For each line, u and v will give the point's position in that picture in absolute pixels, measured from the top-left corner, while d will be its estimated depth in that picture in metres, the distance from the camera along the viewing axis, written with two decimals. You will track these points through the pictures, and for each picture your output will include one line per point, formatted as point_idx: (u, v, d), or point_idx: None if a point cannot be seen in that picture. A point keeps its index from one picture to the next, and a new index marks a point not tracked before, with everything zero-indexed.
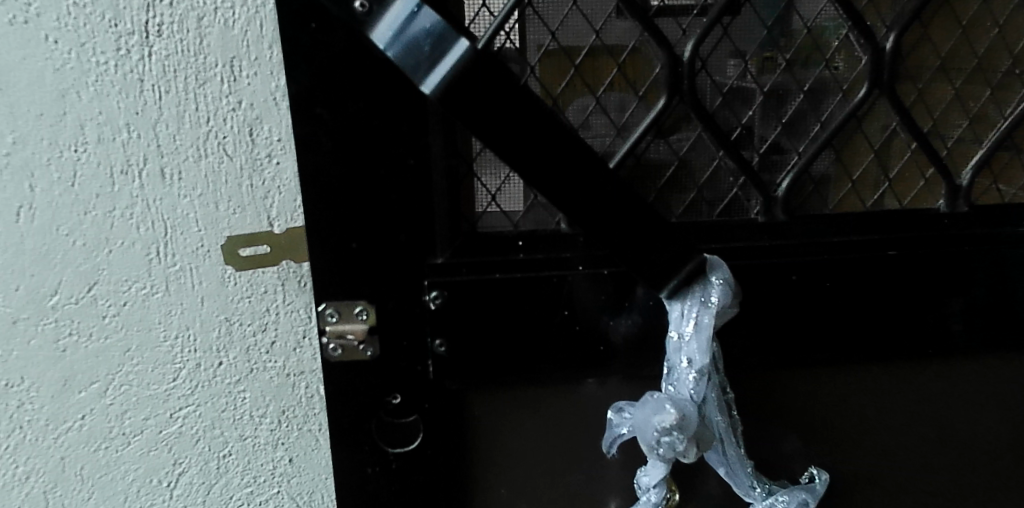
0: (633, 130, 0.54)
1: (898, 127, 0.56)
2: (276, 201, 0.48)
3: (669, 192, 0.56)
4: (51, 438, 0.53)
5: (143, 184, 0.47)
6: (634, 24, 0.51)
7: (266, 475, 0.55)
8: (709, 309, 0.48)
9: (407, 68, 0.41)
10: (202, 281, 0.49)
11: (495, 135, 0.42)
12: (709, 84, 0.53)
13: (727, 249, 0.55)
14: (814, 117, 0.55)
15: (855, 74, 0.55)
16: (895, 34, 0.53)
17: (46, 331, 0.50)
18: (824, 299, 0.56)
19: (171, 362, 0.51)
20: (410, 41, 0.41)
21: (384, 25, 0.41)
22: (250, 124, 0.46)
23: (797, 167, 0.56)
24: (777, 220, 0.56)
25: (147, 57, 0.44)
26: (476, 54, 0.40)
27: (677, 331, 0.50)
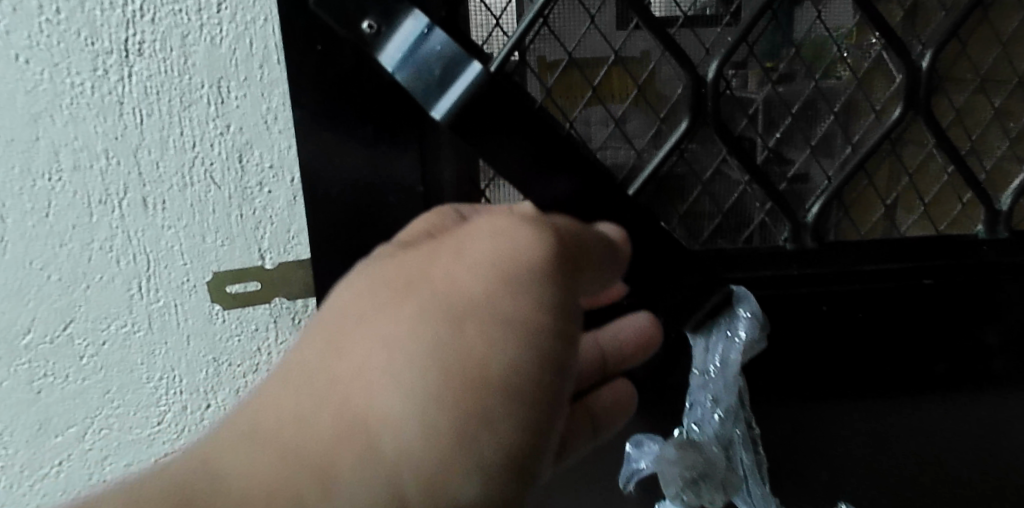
0: (656, 150, 0.50)
1: (934, 149, 0.52)
2: (267, 232, 0.44)
3: (692, 217, 0.52)
4: (26, 487, 0.49)
5: (123, 215, 0.43)
6: (654, 42, 0.48)
7: None
8: (735, 344, 0.50)
9: (417, 95, 0.36)
10: (190, 319, 0.45)
11: (505, 162, 0.37)
12: (732, 103, 0.50)
13: (754, 279, 0.51)
14: (845, 139, 0.51)
15: (889, 94, 0.50)
16: (931, 52, 0.49)
17: (19, 372, 0.46)
18: (855, 330, 0.54)
19: (155, 405, 0.47)
20: (421, 66, 0.36)
21: (393, 47, 0.36)
22: (240, 148, 0.42)
23: (827, 192, 0.52)
24: (806, 248, 0.52)
25: (128, 77, 0.41)
26: (488, 77, 0.35)
27: (701, 369, 0.52)
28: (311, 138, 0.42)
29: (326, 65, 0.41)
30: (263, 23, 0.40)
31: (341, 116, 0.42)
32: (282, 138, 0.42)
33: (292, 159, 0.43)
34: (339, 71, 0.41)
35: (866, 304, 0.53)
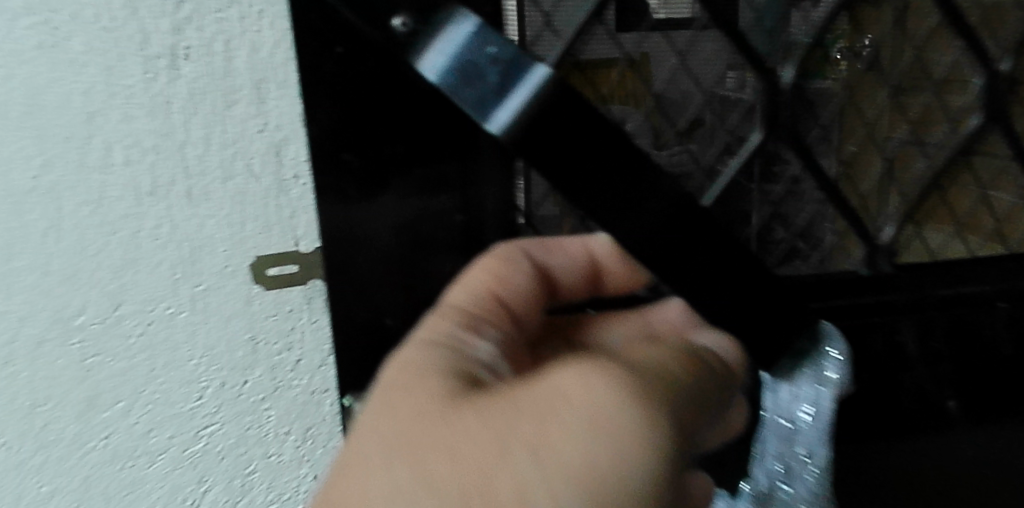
0: (727, 160, 0.53)
1: (1010, 163, 0.58)
2: (302, 220, 0.48)
3: (767, 244, 0.55)
4: (76, 457, 0.53)
5: (170, 205, 0.47)
6: (722, 42, 0.50)
7: (290, 493, 0.54)
8: (824, 379, 0.50)
9: (464, 103, 0.33)
10: (230, 301, 0.49)
11: (589, 196, 0.34)
12: (806, 120, 0.53)
13: (828, 308, 0.55)
14: (922, 156, 0.57)
15: (968, 103, 0.56)
16: (1008, 60, 0.56)
17: (72, 351, 0.50)
18: (936, 341, 0.59)
19: (197, 381, 0.51)
20: (472, 70, 0.33)
21: (436, 54, 0.34)
22: (278, 144, 0.46)
23: (901, 220, 0.57)
24: (885, 272, 0.57)
25: (175, 79, 0.45)
26: (559, 83, 0.32)
27: (785, 417, 0.51)
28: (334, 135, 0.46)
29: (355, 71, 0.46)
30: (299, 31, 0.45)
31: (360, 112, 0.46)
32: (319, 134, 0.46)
33: (325, 152, 0.46)
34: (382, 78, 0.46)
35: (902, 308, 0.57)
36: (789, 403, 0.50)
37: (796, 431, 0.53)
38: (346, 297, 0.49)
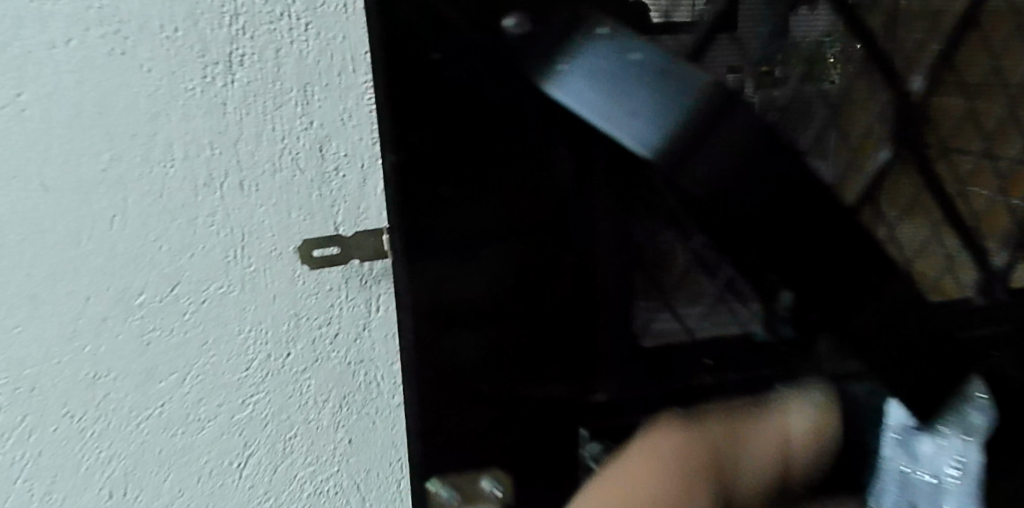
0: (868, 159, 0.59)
1: None
2: (341, 209, 0.54)
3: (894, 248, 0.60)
4: (132, 425, 0.59)
5: (223, 195, 0.53)
6: (826, 23, 0.56)
7: (327, 455, 0.59)
8: (974, 439, 0.57)
9: (609, 116, 0.45)
10: (276, 281, 0.55)
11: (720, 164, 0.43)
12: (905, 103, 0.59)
13: (971, 334, 0.60)
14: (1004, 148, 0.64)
15: None
16: None
17: (133, 326, 0.56)
18: None
19: (245, 353, 0.57)
20: (624, 77, 0.45)
21: (573, 80, 0.46)
22: (321, 141, 0.52)
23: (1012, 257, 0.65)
24: (996, 299, 0.64)
25: (230, 83, 0.51)
26: (718, 92, 0.44)
27: (934, 468, 0.58)
28: (384, 129, 0.51)
29: (424, 70, 0.50)
30: (343, 41, 0.51)
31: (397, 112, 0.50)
32: (362, 133, 0.53)
33: (364, 149, 0.53)
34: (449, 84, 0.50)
35: (991, 339, 0.61)
36: (938, 459, 0.57)
37: (941, 486, 0.59)
38: (383, 276, 0.56)
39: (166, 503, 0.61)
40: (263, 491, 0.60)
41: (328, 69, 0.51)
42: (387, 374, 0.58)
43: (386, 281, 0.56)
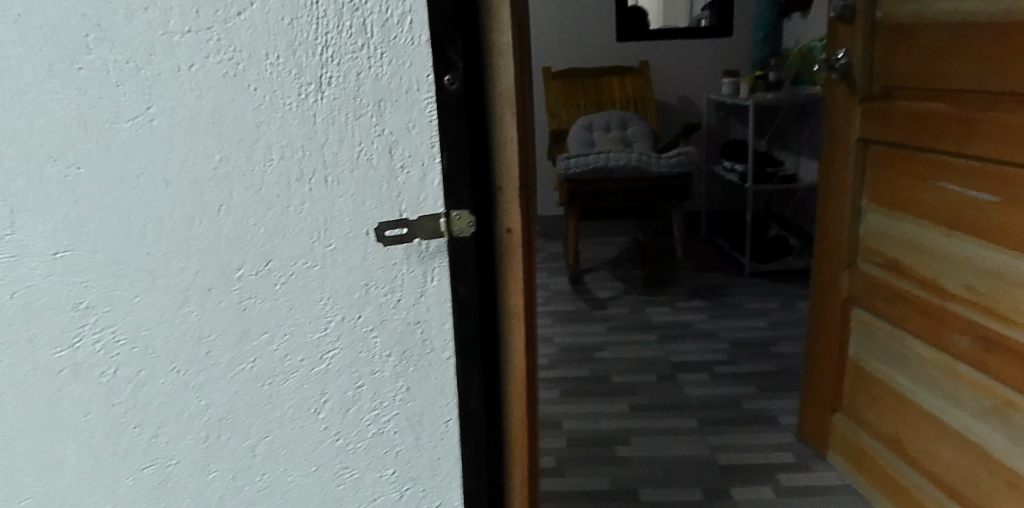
0: None
1: None
2: (405, 198, 0.66)
3: None
4: (229, 377, 0.72)
5: (311, 188, 0.66)
6: None
7: (389, 400, 0.72)
8: None
9: None
10: (350, 258, 0.68)
11: None
12: None
13: None
14: None
15: None
16: None
17: (233, 295, 0.69)
18: None
19: (324, 316, 0.69)
20: None
21: None
22: (391, 145, 0.65)
23: None
24: None
25: (320, 99, 0.64)
26: None
27: None
28: (447, 132, 0.64)
29: (473, 84, 0.65)
30: (409, 66, 0.63)
31: (456, 119, 0.64)
32: (424, 138, 0.64)
33: (425, 150, 0.65)
34: (508, 107, 0.66)
35: None
36: None
37: None
38: (438, 251, 0.67)
39: (252, 443, 0.74)
40: (335, 432, 0.73)
41: (396, 89, 0.63)
42: (439, 332, 0.69)
43: (440, 256, 0.67)
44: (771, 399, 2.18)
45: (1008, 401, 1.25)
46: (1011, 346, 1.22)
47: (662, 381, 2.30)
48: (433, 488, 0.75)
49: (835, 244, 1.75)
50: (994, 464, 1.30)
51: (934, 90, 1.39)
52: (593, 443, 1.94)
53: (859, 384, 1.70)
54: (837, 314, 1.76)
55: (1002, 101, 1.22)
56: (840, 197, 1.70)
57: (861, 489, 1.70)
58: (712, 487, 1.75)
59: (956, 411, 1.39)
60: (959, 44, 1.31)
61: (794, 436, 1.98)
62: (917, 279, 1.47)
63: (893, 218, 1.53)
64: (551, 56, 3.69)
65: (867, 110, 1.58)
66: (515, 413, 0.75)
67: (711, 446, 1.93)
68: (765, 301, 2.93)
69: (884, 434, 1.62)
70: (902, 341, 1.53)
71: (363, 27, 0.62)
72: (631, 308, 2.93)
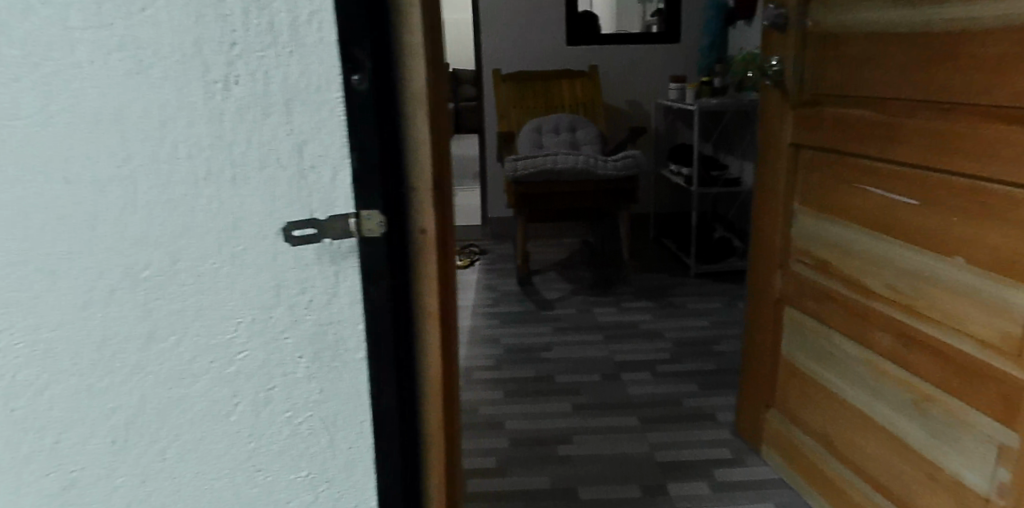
0: None
1: None
2: (316, 197, 0.66)
3: None
4: (136, 379, 0.71)
5: (219, 188, 0.66)
6: None
7: (302, 402, 0.71)
8: None
9: None
10: (260, 258, 0.67)
11: None
12: None
13: None
14: None
15: None
16: None
17: (139, 296, 0.68)
18: None
19: (234, 317, 0.69)
20: None
21: None
22: (300, 144, 0.64)
23: None
24: None
25: (227, 98, 0.64)
26: None
27: None
28: (356, 133, 0.64)
29: (383, 84, 0.65)
30: (317, 65, 0.63)
31: (366, 119, 0.63)
32: (334, 138, 0.64)
33: (335, 150, 0.64)
34: (419, 107, 0.67)
35: None
36: None
37: None
38: (350, 252, 0.67)
39: (162, 447, 0.73)
40: (247, 434, 0.73)
41: (306, 89, 0.63)
42: (352, 332, 0.69)
43: (352, 256, 0.67)
44: (711, 397, 2.23)
45: (925, 395, 1.30)
46: (928, 342, 1.27)
47: (606, 380, 2.33)
48: (348, 490, 0.75)
49: (769, 246, 1.79)
50: (914, 456, 1.36)
51: (858, 97, 1.44)
52: (535, 443, 1.95)
53: (791, 381, 1.75)
54: (770, 314, 1.80)
55: (921, 108, 1.26)
56: (773, 200, 1.75)
57: (793, 483, 1.75)
58: (649, 483, 1.78)
59: (879, 405, 1.44)
60: (880, 53, 1.36)
61: (731, 433, 2.02)
62: (843, 279, 1.51)
63: (821, 220, 1.58)
64: (502, 58, 3.70)
65: (797, 115, 1.63)
66: (433, 412, 0.75)
67: (650, 444, 1.96)
68: (709, 301, 2.99)
69: (814, 429, 1.67)
70: (830, 339, 1.58)
71: (271, 26, 0.62)
72: (578, 309, 2.96)
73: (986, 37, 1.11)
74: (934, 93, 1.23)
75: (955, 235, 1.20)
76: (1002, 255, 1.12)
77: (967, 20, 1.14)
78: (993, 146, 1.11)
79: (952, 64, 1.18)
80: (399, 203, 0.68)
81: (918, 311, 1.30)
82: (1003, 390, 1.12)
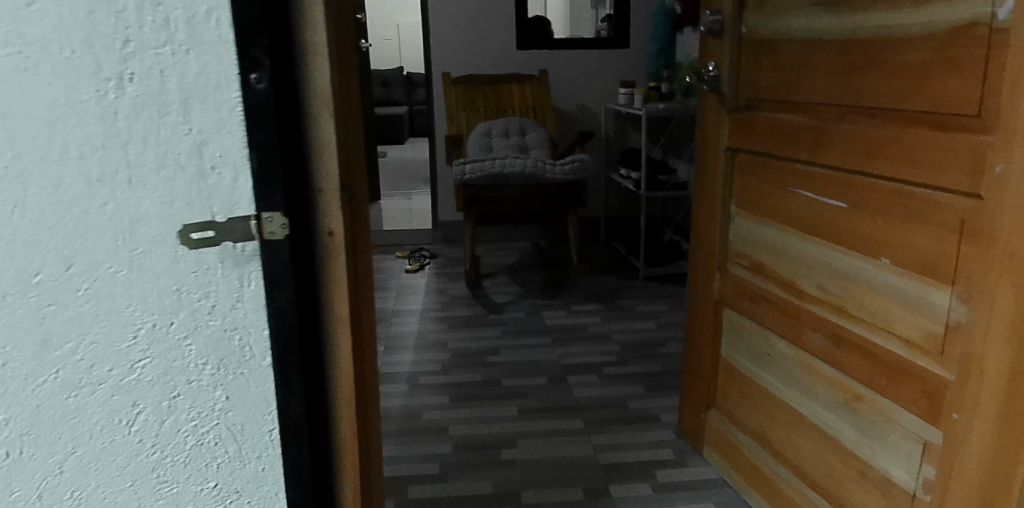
0: None
1: None
2: (217, 199, 0.64)
3: None
4: (29, 389, 0.67)
5: (114, 189, 0.63)
6: None
7: (207, 410, 0.69)
8: None
9: None
10: (159, 262, 0.65)
11: None
12: None
13: None
14: None
15: None
16: None
17: (30, 302, 0.65)
18: None
19: (133, 323, 0.66)
20: None
21: None
22: (200, 144, 0.63)
23: None
24: None
25: (121, 96, 0.61)
26: None
27: None
28: (255, 133, 0.62)
29: (283, 83, 0.64)
30: (217, 63, 0.61)
31: (266, 119, 0.62)
32: (235, 139, 0.62)
33: (236, 150, 0.63)
34: (325, 109, 0.66)
35: None
36: None
37: None
38: (254, 255, 0.65)
39: (59, 460, 0.70)
40: (151, 445, 0.70)
41: (205, 88, 0.61)
42: (259, 338, 0.67)
43: (255, 259, 0.65)
44: (656, 398, 2.24)
45: (855, 393, 1.33)
46: (855, 341, 1.30)
47: (553, 383, 2.33)
48: (259, 501, 0.73)
49: (707, 249, 1.82)
50: (844, 453, 1.38)
51: (790, 102, 1.46)
52: (479, 448, 1.94)
53: (731, 382, 1.77)
54: (710, 316, 1.82)
55: (848, 113, 1.28)
56: (711, 204, 1.78)
57: (733, 482, 1.77)
58: (592, 486, 1.78)
59: (812, 404, 1.47)
60: (807, 59, 1.39)
61: (674, 433, 2.04)
62: (779, 281, 1.54)
63: (757, 223, 1.61)
64: (453, 61, 3.69)
65: (732, 120, 1.66)
66: (345, 418, 0.74)
67: (595, 445, 1.97)
68: (657, 304, 3.02)
69: (752, 428, 1.70)
70: (767, 340, 1.60)
71: (167, 23, 0.60)
72: (527, 312, 2.96)
73: (903, 44, 1.14)
74: (855, 99, 1.26)
75: (876, 237, 1.23)
76: (919, 256, 1.14)
77: (887, 27, 1.17)
78: (908, 150, 1.13)
79: (873, 69, 1.21)
80: (303, 205, 0.67)
81: (847, 311, 1.32)
82: (922, 388, 1.15)
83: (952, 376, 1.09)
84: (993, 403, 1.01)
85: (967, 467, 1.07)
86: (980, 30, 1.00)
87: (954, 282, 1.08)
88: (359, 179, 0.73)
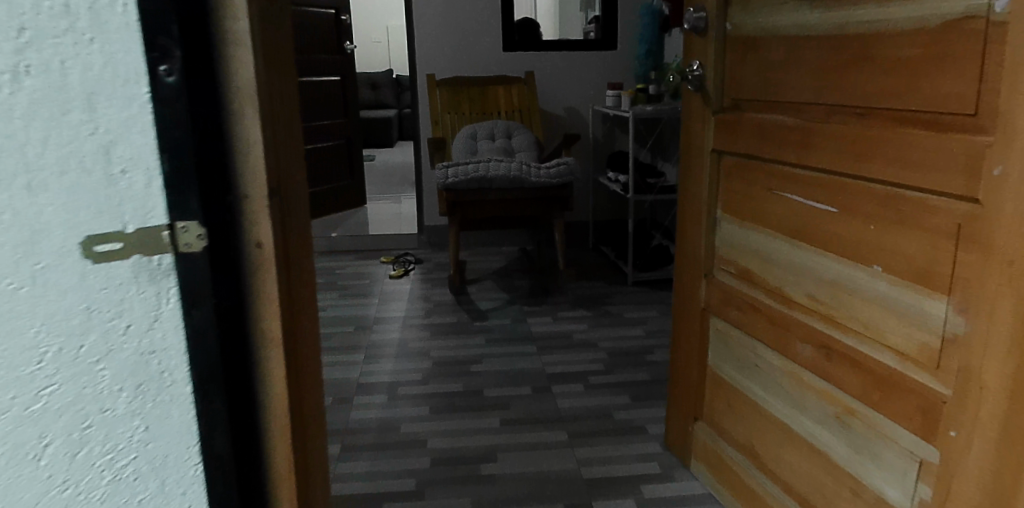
0: None
1: None
2: (128, 208, 0.57)
3: None
4: None
5: (10, 194, 0.55)
6: None
7: (125, 443, 0.62)
8: None
9: None
10: (65, 278, 0.57)
11: None
12: None
13: None
14: None
15: None
16: None
17: None
18: None
19: (37, 346, 0.57)
20: None
21: None
22: (108, 145, 0.55)
23: None
24: None
25: (16, 90, 0.53)
26: None
27: None
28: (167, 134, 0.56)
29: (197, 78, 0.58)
30: (124, 55, 0.54)
31: (179, 118, 0.56)
32: (147, 139, 0.56)
33: (148, 152, 0.56)
34: (246, 104, 0.60)
35: None
36: None
37: None
38: (170, 270, 0.59)
39: None
40: (62, 481, 0.61)
41: (112, 82, 0.54)
42: (180, 361, 0.61)
43: (173, 275, 0.59)
44: (643, 409, 2.18)
45: (848, 407, 1.26)
46: (846, 353, 1.24)
47: (537, 393, 2.26)
48: None
49: (693, 256, 1.75)
50: (835, 469, 1.32)
51: (776, 102, 1.41)
52: (459, 463, 1.87)
53: (719, 393, 1.71)
54: (697, 325, 1.76)
55: (835, 112, 1.23)
56: (695, 208, 1.72)
57: (722, 497, 1.71)
58: (575, 502, 1.71)
59: (802, 418, 1.40)
60: (789, 57, 1.34)
61: (661, 446, 1.97)
62: (768, 289, 1.47)
63: (743, 228, 1.55)
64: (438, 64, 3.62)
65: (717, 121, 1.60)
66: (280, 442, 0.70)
67: (578, 459, 1.90)
68: (646, 310, 2.95)
69: (741, 442, 1.63)
70: (756, 350, 1.54)
71: (67, 8, 0.52)
72: (513, 319, 2.88)
73: (891, 38, 1.08)
74: (841, 98, 1.20)
75: (867, 243, 1.17)
76: (912, 264, 1.08)
77: (874, 21, 1.11)
78: (899, 151, 1.07)
79: (860, 65, 1.15)
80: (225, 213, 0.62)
81: (838, 321, 1.26)
82: (918, 403, 1.08)
83: (951, 392, 1.02)
84: (994, 421, 0.95)
85: (965, 488, 1.01)
86: (975, 25, 0.94)
87: (951, 291, 1.02)
88: (292, 183, 0.67)
